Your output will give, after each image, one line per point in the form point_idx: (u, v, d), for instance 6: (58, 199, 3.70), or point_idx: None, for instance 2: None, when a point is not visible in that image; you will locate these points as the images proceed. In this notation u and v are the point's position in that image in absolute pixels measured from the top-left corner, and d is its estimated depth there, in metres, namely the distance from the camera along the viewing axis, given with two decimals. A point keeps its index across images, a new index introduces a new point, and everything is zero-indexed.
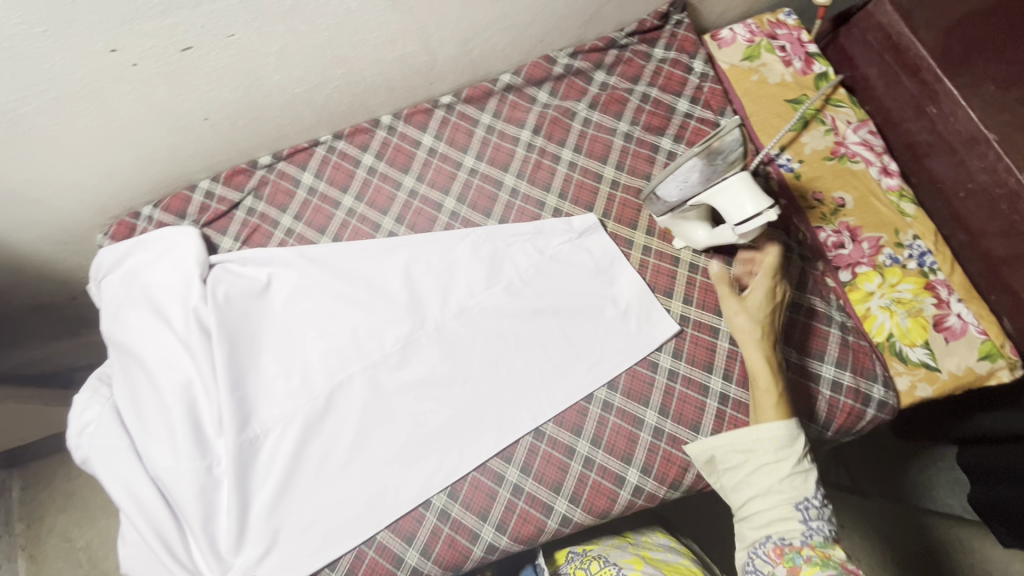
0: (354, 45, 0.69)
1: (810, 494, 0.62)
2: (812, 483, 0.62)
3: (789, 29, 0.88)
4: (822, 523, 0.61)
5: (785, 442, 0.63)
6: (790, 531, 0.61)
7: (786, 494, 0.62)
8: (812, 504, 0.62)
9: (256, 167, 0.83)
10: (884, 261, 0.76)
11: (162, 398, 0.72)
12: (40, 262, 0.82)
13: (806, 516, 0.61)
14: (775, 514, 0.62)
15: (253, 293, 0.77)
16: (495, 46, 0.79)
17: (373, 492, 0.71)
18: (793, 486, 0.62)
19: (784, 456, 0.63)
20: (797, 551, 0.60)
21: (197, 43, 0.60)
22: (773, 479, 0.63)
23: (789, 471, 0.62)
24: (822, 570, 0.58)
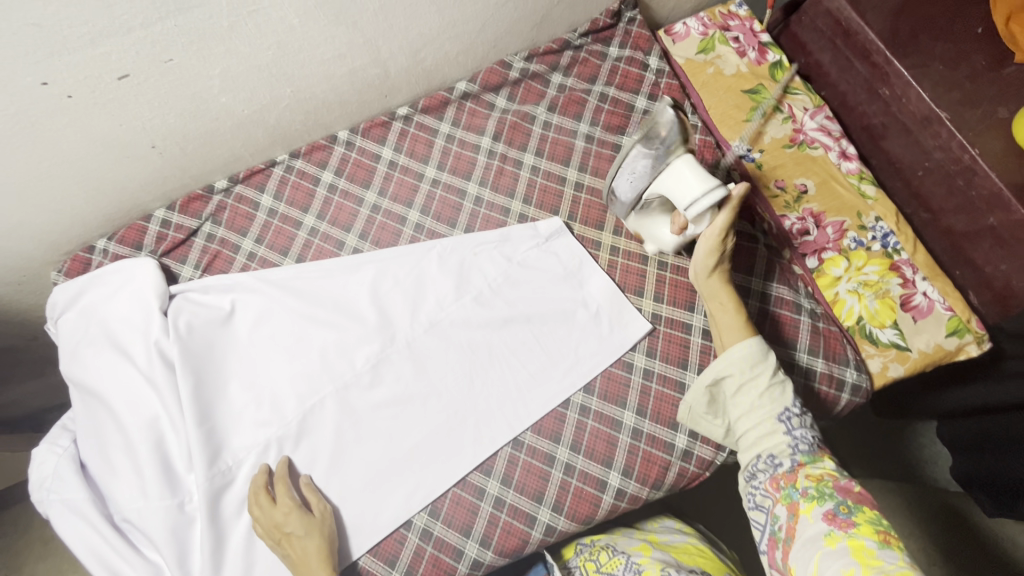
0: (300, 63, 0.67)
1: (790, 404, 0.61)
2: (790, 392, 0.62)
3: (741, 20, 0.88)
4: (805, 432, 0.60)
5: (757, 357, 0.62)
6: (779, 448, 0.60)
7: (767, 409, 0.61)
8: (793, 414, 0.61)
9: (212, 192, 0.81)
10: (849, 245, 0.77)
11: (128, 438, 0.70)
12: None
13: (789, 427, 0.60)
14: (761, 430, 0.61)
15: (217, 322, 0.75)
16: (447, 54, 0.78)
17: (351, 519, 0.69)
18: (773, 400, 0.61)
19: (759, 369, 0.62)
20: (793, 486, 0.57)
21: (134, 70, 0.58)
22: (753, 396, 0.62)
23: (766, 386, 0.61)
24: (819, 506, 0.55)
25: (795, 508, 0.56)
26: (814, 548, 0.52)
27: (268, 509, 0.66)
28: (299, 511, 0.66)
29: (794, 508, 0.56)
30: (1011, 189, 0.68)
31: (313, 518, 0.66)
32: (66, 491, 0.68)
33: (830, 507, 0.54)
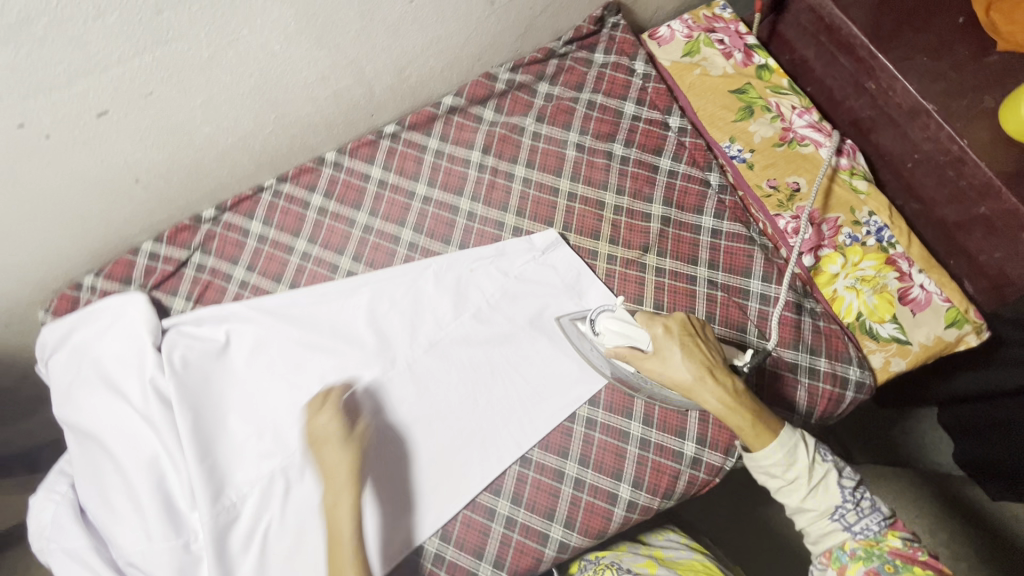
0: (283, 89, 0.66)
1: (840, 501, 0.60)
2: (835, 486, 0.61)
3: (725, 22, 0.88)
4: (866, 523, 0.60)
5: (789, 458, 0.61)
6: (840, 545, 0.60)
7: (817, 511, 0.61)
8: (848, 510, 0.60)
9: (200, 221, 0.79)
10: (844, 241, 0.76)
11: (128, 479, 0.68)
12: None
13: (847, 524, 0.60)
14: (818, 534, 0.61)
15: (213, 354, 0.74)
16: (432, 70, 0.77)
17: (386, 469, 0.69)
18: (820, 500, 0.61)
19: (796, 469, 0.61)
20: (841, 550, 0.60)
21: (112, 106, 0.57)
22: (802, 503, 0.61)
23: (809, 487, 0.61)
24: (864, 565, 0.57)
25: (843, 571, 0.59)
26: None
27: (317, 412, 0.68)
28: (337, 420, 0.67)
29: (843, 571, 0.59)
30: (1002, 178, 0.69)
31: (352, 435, 0.67)
32: (68, 538, 0.67)
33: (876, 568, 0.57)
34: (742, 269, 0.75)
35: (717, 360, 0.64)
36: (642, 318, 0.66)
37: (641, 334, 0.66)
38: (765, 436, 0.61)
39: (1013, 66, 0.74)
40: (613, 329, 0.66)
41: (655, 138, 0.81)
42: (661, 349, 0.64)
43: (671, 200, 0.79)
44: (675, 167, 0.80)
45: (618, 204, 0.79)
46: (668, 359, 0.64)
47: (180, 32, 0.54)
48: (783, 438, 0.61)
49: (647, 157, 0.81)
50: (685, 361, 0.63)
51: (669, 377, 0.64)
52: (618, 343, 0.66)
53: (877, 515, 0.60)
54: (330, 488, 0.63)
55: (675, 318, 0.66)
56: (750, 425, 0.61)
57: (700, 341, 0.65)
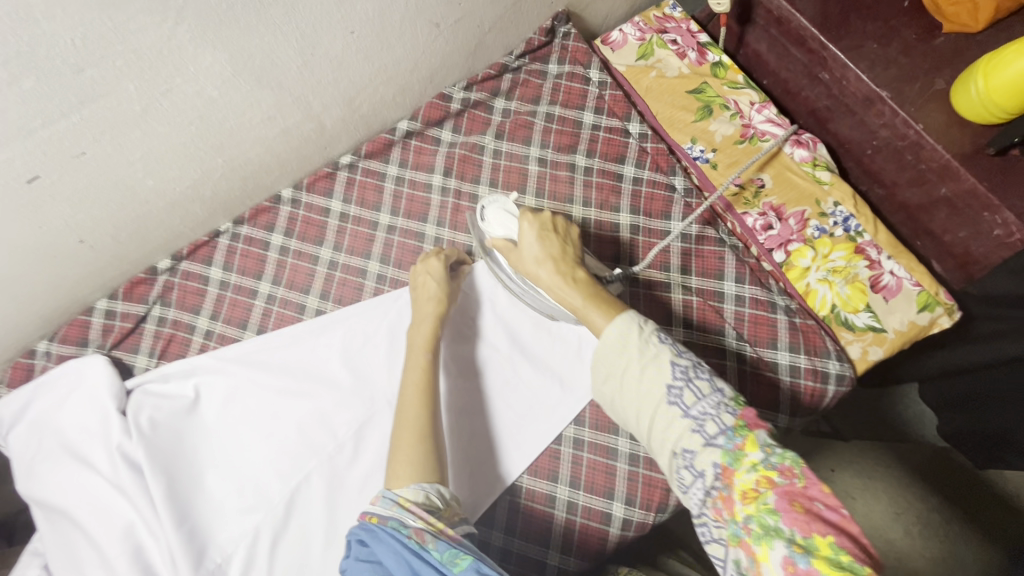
0: (227, 132, 0.64)
1: (671, 379, 0.54)
2: (667, 363, 0.54)
3: (676, 21, 0.88)
4: (705, 407, 0.52)
5: (622, 338, 0.56)
6: (688, 441, 0.51)
7: (652, 397, 0.54)
8: (682, 389, 0.53)
9: (156, 273, 0.76)
10: (813, 234, 0.77)
11: (104, 554, 0.65)
12: None
13: (684, 408, 0.52)
14: (663, 428, 0.53)
15: (183, 411, 0.71)
16: (383, 97, 0.75)
17: (460, 383, 0.71)
18: (652, 382, 0.54)
19: (629, 351, 0.56)
20: (736, 521, 0.47)
21: (43, 170, 0.54)
22: (636, 388, 0.55)
23: (641, 367, 0.55)
24: (772, 549, 0.43)
25: (751, 554, 0.44)
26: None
27: (423, 263, 0.72)
28: (440, 278, 0.70)
29: (749, 553, 0.45)
30: (958, 158, 0.69)
31: (450, 285, 0.71)
32: None
33: (786, 550, 0.42)
34: (714, 270, 0.75)
35: (569, 251, 0.64)
36: (522, 211, 0.66)
37: (512, 224, 0.66)
38: (598, 316, 0.58)
39: (960, 47, 0.74)
40: (498, 219, 0.67)
41: (617, 145, 0.81)
42: (522, 235, 0.65)
43: (638, 207, 0.78)
44: (639, 174, 0.79)
45: (586, 216, 0.78)
46: (525, 247, 0.64)
47: (108, 89, 0.51)
48: (626, 318, 0.57)
49: (610, 166, 0.80)
50: (538, 247, 0.63)
51: (529, 262, 0.63)
52: (496, 233, 0.67)
53: (715, 397, 0.52)
54: (417, 315, 0.69)
55: (538, 214, 0.66)
56: (583, 303, 0.59)
57: (562, 235, 0.65)
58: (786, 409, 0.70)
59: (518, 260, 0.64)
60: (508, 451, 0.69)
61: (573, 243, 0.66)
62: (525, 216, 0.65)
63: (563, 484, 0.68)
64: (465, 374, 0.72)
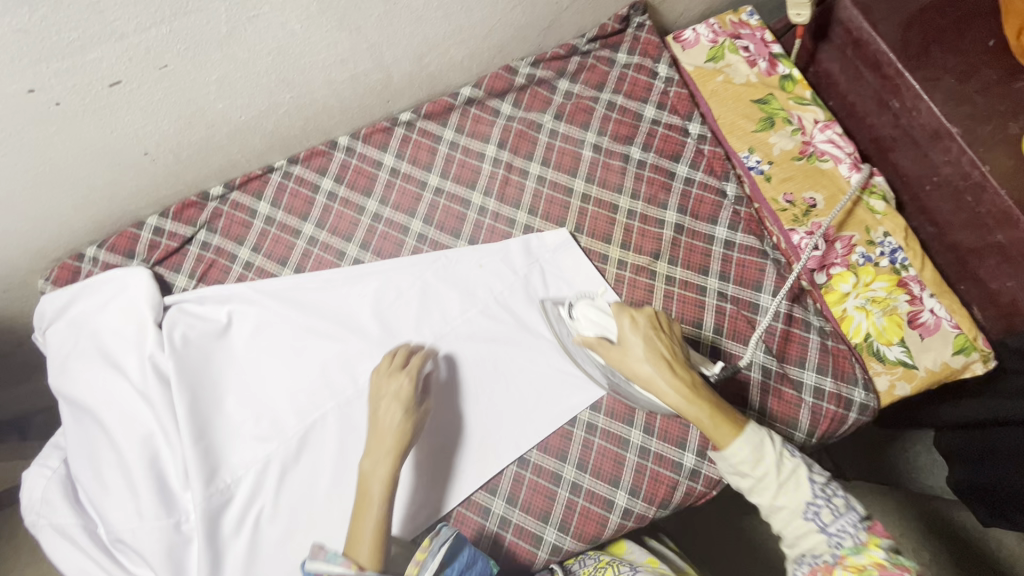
0: (300, 68, 0.65)
1: (812, 498, 0.56)
2: (806, 481, 0.56)
3: (752, 28, 0.87)
4: (843, 524, 0.54)
5: (755, 453, 0.57)
6: (820, 548, 0.54)
7: (789, 509, 0.56)
8: (821, 507, 0.55)
9: (207, 199, 0.78)
10: (858, 260, 0.76)
11: (123, 457, 0.68)
12: None
13: (821, 523, 0.55)
14: (795, 535, 0.56)
15: (214, 334, 0.73)
16: (453, 59, 0.76)
17: (436, 437, 0.70)
18: (791, 497, 0.56)
19: (764, 464, 0.57)
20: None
21: (125, 77, 0.55)
22: (770, 500, 0.57)
23: (778, 484, 0.56)
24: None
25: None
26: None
27: (387, 381, 0.66)
28: (411, 396, 0.65)
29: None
30: (1021, 207, 0.68)
31: (416, 409, 0.65)
32: (57, 514, 0.67)
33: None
34: (753, 281, 0.74)
35: (680, 356, 0.62)
36: (618, 309, 0.64)
37: (609, 322, 0.64)
38: (722, 433, 0.58)
39: None
40: (589, 317, 0.65)
41: (674, 143, 0.80)
42: (625, 337, 0.62)
43: (686, 207, 0.78)
44: (692, 175, 0.79)
45: (632, 208, 0.78)
46: (629, 349, 0.62)
47: (199, 6, 0.52)
48: (751, 433, 0.58)
49: (664, 162, 0.80)
50: (646, 349, 0.61)
51: (633, 365, 0.61)
52: (588, 331, 0.65)
53: (854, 515, 0.55)
54: (371, 447, 0.62)
55: (637, 309, 0.64)
56: (705, 415, 0.58)
57: (669, 334, 0.63)
58: (803, 430, 0.69)
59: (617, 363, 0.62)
60: (522, 425, 0.70)
61: (681, 345, 0.63)
62: (631, 316, 0.63)
63: (570, 464, 0.69)
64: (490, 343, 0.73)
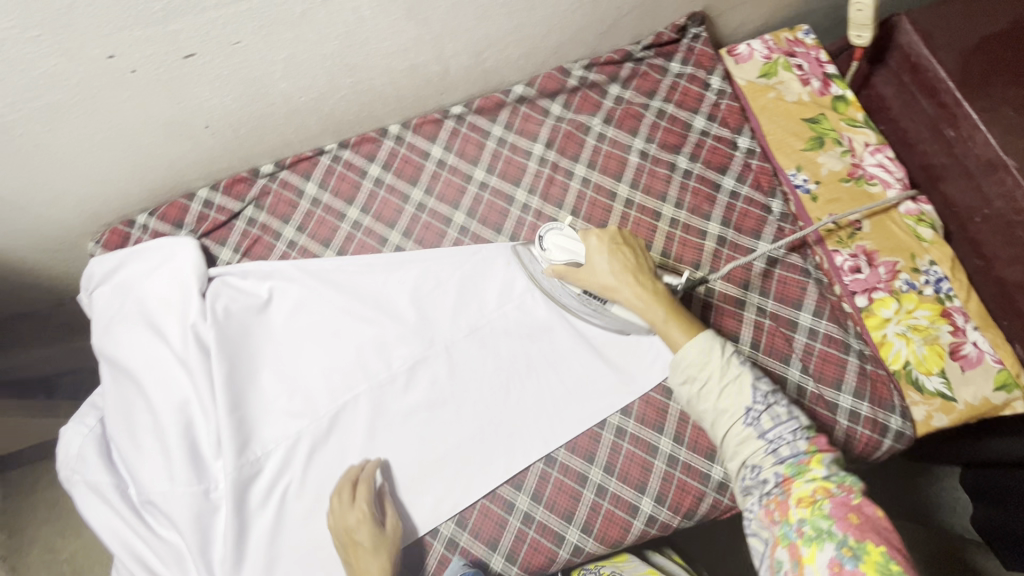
0: (364, 54, 0.66)
1: (750, 403, 0.59)
2: (748, 386, 0.59)
3: (807, 47, 0.87)
4: (781, 431, 0.57)
5: (703, 356, 0.61)
6: (758, 457, 0.57)
7: (729, 414, 0.59)
8: (760, 413, 0.58)
9: (257, 175, 0.80)
10: (901, 287, 0.74)
11: (158, 421, 0.69)
12: (18, 263, 0.79)
13: (760, 430, 0.58)
14: (736, 442, 0.59)
15: (255, 309, 0.75)
16: (509, 57, 0.76)
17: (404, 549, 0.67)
18: (732, 400, 0.59)
19: (710, 369, 0.60)
20: (788, 523, 0.54)
21: (199, 50, 0.57)
22: (714, 402, 0.60)
23: (721, 387, 0.60)
24: (822, 551, 0.51)
25: (797, 555, 0.52)
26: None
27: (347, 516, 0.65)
28: (372, 522, 0.64)
29: (796, 554, 0.52)
30: None
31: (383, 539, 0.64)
32: (91, 472, 0.69)
33: (834, 553, 0.50)
34: (794, 299, 0.74)
35: (644, 267, 0.66)
36: (585, 233, 0.67)
37: (578, 248, 0.67)
38: (674, 333, 0.62)
39: None
40: (559, 245, 0.67)
41: (722, 156, 0.80)
42: (592, 256, 0.66)
43: (730, 220, 0.78)
44: (738, 189, 0.79)
45: (675, 217, 0.78)
46: (595, 264, 0.66)
47: None
48: (704, 334, 0.62)
49: (711, 174, 0.79)
50: (611, 263, 0.65)
51: (599, 280, 0.65)
52: (558, 259, 0.67)
53: (791, 424, 0.58)
54: None
55: (602, 229, 0.67)
56: (661, 318, 0.63)
57: (633, 250, 0.66)
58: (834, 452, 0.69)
59: (583, 280, 0.66)
60: (551, 423, 0.70)
61: (648, 258, 0.67)
62: (597, 234, 0.66)
63: (597, 467, 0.69)
64: (524, 339, 0.74)
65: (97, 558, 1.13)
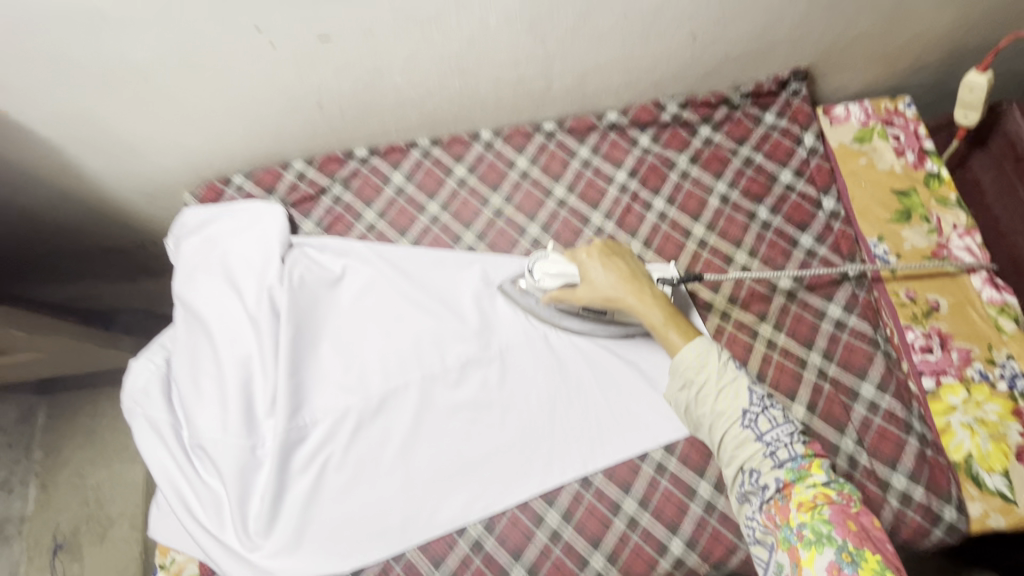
0: (478, 61, 0.69)
1: (747, 406, 0.61)
2: (745, 389, 0.61)
3: (906, 119, 0.86)
4: (778, 433, 0.60)
5: (700, 359, 0.63)
6: (757, 461, 0.59)
7: (727, 417, 0.61)
8: (758, 415, 0.60)
9: (350, 158, 0.83)
10: (972, 376, 0.72)
11: (221, 371, 0.72)
12: (118, 201, 0.85)
13: (758, 432, 0.60)
14: (734, 446, 0.61)
15: (327, 283, 0.78)
16: (611, 84, 0.79)
17: None
18: (729, 403, 0.61)
19: (707, 371, 0.62)
20: (789, 527, 0.56)
21: (335, 34, 0.61)
22: (712, 405, 0.62)
23: (718, 389, 0.62)
24: (820, 555, 0.53)
25: (797, 558, 0.55)
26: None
27: None
28: None
29: (796, 556, 0.55)
30: None
31: None
32: (152, 408, 0.73)
33: (834, 558, 0.53)
34: (858, 368, 0.72)
35: (638, 273, 0.69)
36: (575, 254, 0.71)
37: (570, 269, 0.70)
38: (677, 334, 0.64)
39: None
40: (549, 271, 0.71)
41: (804, 213, 0.80)
42: (587, 271, 0.69)
43: (803, 277, 0.77)
44: (815, 248, 0.78)
45: (748, 265, 0.78)
46: (592, 278, 0.69)
47: None
48: (697, 336, 0.64)
49: (790, 229, 0.79)
50: (608, 275, 0.68)
51: (601, 294, 0.68)
52: (552, 285, 0.71)
53: (787, 427, 0.60)
54: None
55: (592, 245, 0.71)
56: (664, 321, 0.65)
57: (626, 261, 0.70)
58: None
59: (583, 297, 0.69)
60: (592, 447, 0.71)
61: (639, 265, 0.70)
62: (596, 254, 0.70)
63: (632, 498, 0.69)
64: (578, 359, 0.75)
65: (120, 493, 1.17)
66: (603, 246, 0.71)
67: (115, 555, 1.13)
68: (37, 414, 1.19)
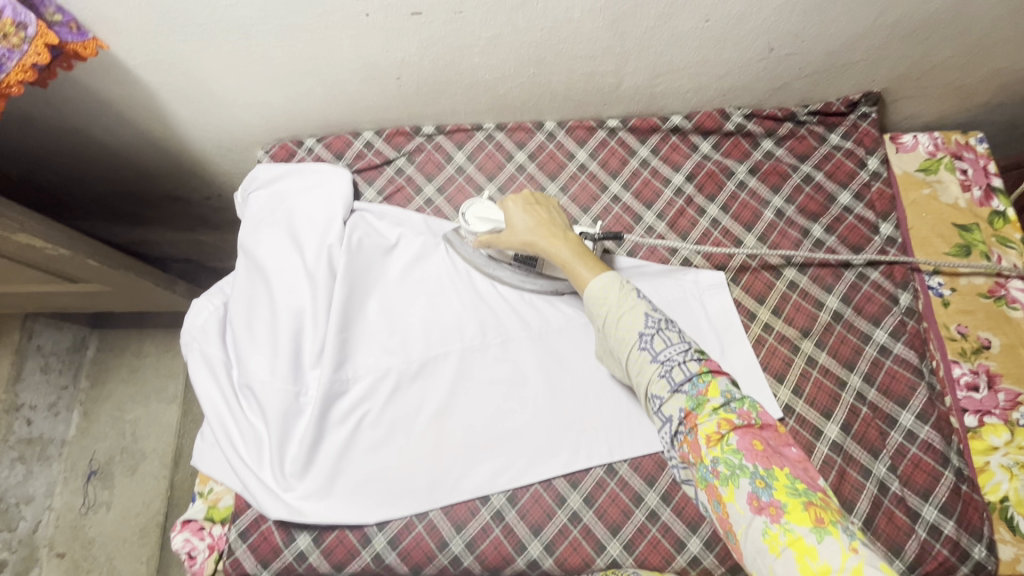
0: (556, 51, 0.72)
1: (643, 330, 0.57)
2: (641, 313, 0.57)
3: (976, 154, 0.84)
4: (672, 351, 0.55)
5: (604, 291, 0.59)
6: (656, 386, 0.55)
7: (625, 346, 0.58)
8: (652, 336, 0.56)
9: (418, 133, 0.87)
10: (1019, 420, 0.71)
11: (274, 317, 0.75)
12: (196, 151, 0.90)
13: (654, 353, 0.56)
14: (636, 371, 0.57)
15: (382, 249, 0.81)
16: (679, 87, 0.80)
17: None
18: (626, 329, 0.57)
19: (609, 302, 0.58)
20: (704, 464, 0.51)
21: (426, 11, 0.64)
22: (613, 335, 0.58)
23: (618, 314, 0.58)
24: (738, 488, 0.48)
25: (717, 495, 0.50)
26: (757, 552, 0.46)
27: None
28: None
29: (715, 493, 0.50)
30: None
31: None
32: (208, 344, 0.77)
33: (750, 488, 0.48)
34: (898, 397, 0.72)
35: (557, 220, 0.67)
36: (502, 201, 0.70)
37: (498, 215, 0.71)
38: (585, 269, 0.62)
39: None
40: (479, 217, 0.72)
41: (860, 236, 0.79)
42: (507, 217, 0.69)
43: (851, 299, 0.76)
44: (867, 272, 0.78)
45: (796, 280, 0.78)
46: (512, 221, 0.68)
47: None
48: (605, 271, 0.61)
49: (843, 250, 0.79)
50: (524, 219, 0.67)
51: (519, 239, 0.67)
52: (481, 230, 0.72)
53: (682, 345, 0.55)
54: None
55: (517, 194, 0.70)
56: (572, 258, 0.63)
57: (548, 207, 0.69)
58: (904, 560, 0.65)
59: (505, 242, 0.69)
60: (620, 438, 0.72)
61: (561, 213, 0.69)
62: (524, 202, 0.69)
63: (655, 491, 0.70)
64: None
65: (154, 429, 1.23)
66: (530, 196, 0.70)
67: (143, 488, 1.19)
68: (88, 345, 1.25)
